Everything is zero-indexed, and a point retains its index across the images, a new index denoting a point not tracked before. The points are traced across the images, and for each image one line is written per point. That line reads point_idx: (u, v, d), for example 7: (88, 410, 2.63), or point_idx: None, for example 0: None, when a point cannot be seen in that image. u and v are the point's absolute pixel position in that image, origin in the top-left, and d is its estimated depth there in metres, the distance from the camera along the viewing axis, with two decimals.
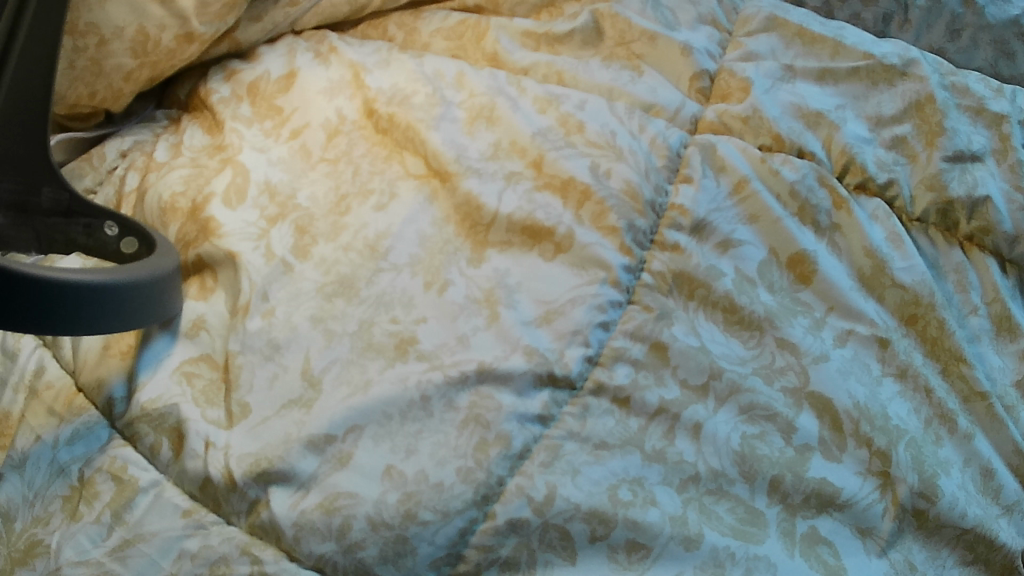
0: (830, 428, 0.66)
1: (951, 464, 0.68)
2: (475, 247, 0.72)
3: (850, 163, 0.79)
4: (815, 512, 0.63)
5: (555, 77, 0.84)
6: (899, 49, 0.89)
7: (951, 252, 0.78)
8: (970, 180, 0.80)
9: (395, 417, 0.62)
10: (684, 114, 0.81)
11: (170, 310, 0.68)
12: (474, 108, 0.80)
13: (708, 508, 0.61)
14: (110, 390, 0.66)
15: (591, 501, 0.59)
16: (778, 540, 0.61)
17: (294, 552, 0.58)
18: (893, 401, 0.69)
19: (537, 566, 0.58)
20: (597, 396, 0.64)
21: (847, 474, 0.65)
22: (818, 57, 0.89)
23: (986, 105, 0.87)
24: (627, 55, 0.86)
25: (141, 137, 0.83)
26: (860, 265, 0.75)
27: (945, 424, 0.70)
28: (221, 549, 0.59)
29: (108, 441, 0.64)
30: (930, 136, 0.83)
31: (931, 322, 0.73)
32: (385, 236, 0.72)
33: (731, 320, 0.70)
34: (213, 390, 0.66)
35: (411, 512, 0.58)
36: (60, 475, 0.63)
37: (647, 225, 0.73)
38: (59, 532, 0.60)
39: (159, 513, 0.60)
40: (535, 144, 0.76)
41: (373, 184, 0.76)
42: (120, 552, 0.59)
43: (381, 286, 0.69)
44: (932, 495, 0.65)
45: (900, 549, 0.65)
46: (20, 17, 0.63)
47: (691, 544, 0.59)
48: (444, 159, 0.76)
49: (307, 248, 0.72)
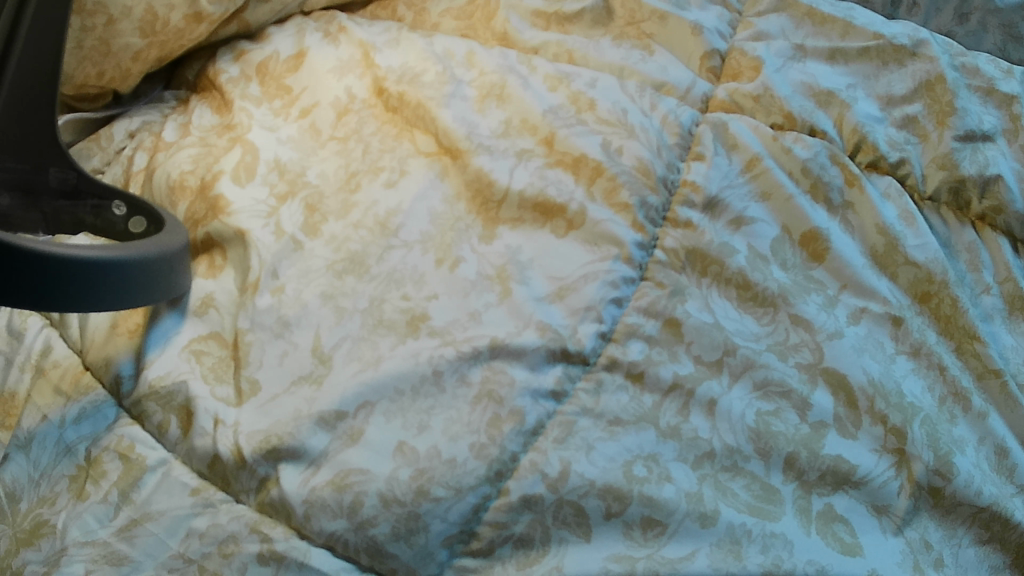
0: (845, 405, 0.66)
1: (966, 442, 0.67)
2: (487, 224, 0.71)
3: (862, 142, 0.79)
4: (831, 489, 0.62)
5: (565, 56, 0.83)
6: (909, 30, 0.88)
7: (963, 231, 0.77)
8: (982, 159, 0.80)
9: (407, 393, 0.61)
10: (696, 93, 0.81)
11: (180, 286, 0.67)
12: (484, 86, 0.80)
13: (723, 484, 0.61)
14: (118, 369, 0.65)
15: (606, 477, 0.58)
16: (794, 517, 0.60)
17: (304, 530, 0.58)
18: (907, 379, 0.68)
19: (552, 544, 0.57)
20: (611, 371, 0.64)
21: (863, 451, 0.64)
22: (829, 37, 0.89)
23: (997, 86, 0.86)
24: (637, 34, 0.86)
25: (150, 118, 0.82)
26: (872, 242, 0.75)
27: (959, 402, 0.69)
28: (230, 528, 0.58)
29: (115, 420, 0.63)
30: (942, 115, 0.82)
31: (944, 299, 0.73)
32: (395, 213, 0.71)
33: (745, 296, 0.69)
34: (222, 368, 0.66)
35: (423, 488, 0.57)
36: (66, 455, 0.62)
37: (659, 202, 0.72)
38: (65, 512, 0.59)
39: (167, 492, 0.59)
40: (547, 121, 0.76)
41: (383, 161, 0.75)
42: (128, 531, 0.58)
43: (392, 263, 0.68)
44: (948, 473, 0.65)
45: (916, 528, 0.64)
46: (21, 17, 0.62)
47: (708, 521, 0.58)
48: (455, 137, 0.75)
49: (316, 226, 0.71)
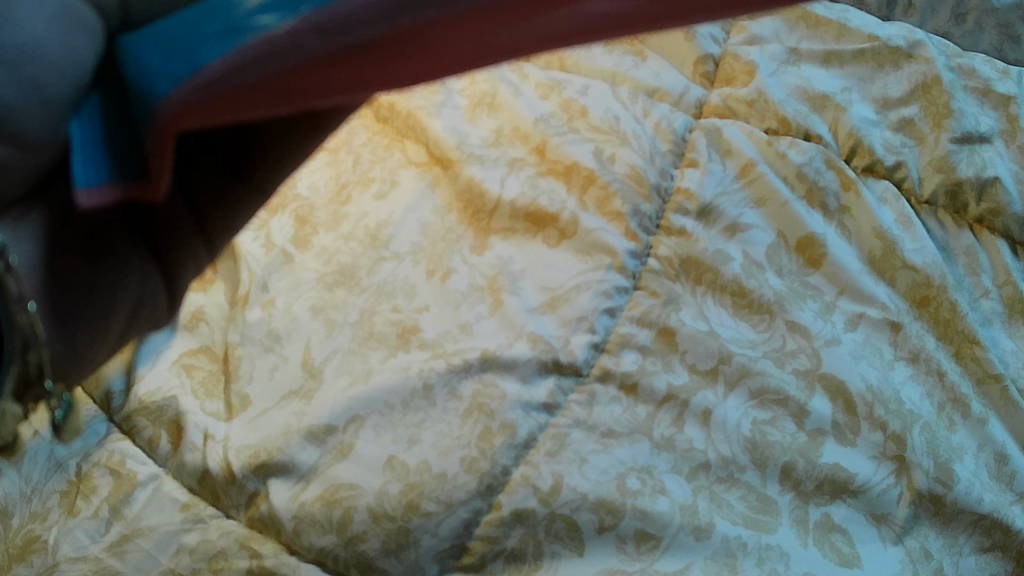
0: (843, 411, 0.64)
1: (966, 449, 0.66)
2: (478, 235, 0.70)
3: (858, 146, 0.78)
4: (828, 498, 0.61)
5: (558, 63, 0.82)
6: (904, 31, 0.87)
7: (961, 234, 0.76)
8: (979, 161, 0.79)
9: (397, 407, 0.61)
10: (689, 99, 0.80)
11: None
12: (475, 95, 0.79)
13: (718, 496, 0.60)
14: (108, 384, 0.63)
15: (598, 490, 0.57)
16: (790, 528, 0.59)
17: (293, 545, 0.57)
18: (906, 387, 0.67)
19: (544, 558, 0.56)
20: (604, 382, 0.63)
21: (861, 459, 0.63)
22: (823, 40, 0.88)
23: (993, 87, 0.85)
24: (630, 40, 0.84)
25: None
26: (870, 247, 0.73)
27: (958, 408, 0.68)
28: (220, 543, 0.57)
29: (106, 435, 0.62)
30: (939, 117, 0.81)
31: (943, 304, 0.71)
32: (386, 224, 0.70)
33: (740, 304, 0.68)
34: (212, 382, 0.65)
35: (414, 503, 0.56)
36: (57, 470, 0.60)
37: (653, 210, 0.71)
38: (56, 528, 0.57)
39: (158, 508, 0.59)
40: (538, 130, 0.76)
41: (374, 172, 0.75)
42: (119, 547, 0.57)
43: (382, 275, 0.68)
44: (947, 480, 0.64)
45: (916, 536, 0.63)
46: None
47: (701, 534, 0.57)
48: (445, 147, 0.75)
49: (307, 237, 0.71)
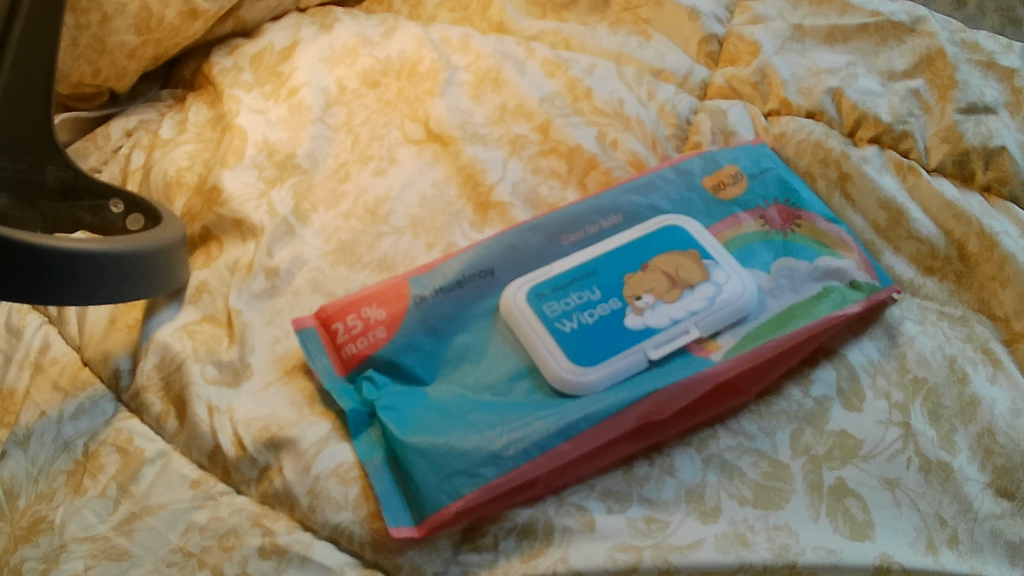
0: (848, 379, 0.62)
1: (993, 403, 0.61)
2: (477, 209, 0.73)
3: (863, 118, 0.76)
4: (840, 463, 0.58)
5: (563, 44, 0.85)
6: (907, 8, 0.85)
7: (969, 197, 0.72)
8: (986, 131, 0.74)
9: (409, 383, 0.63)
10: (694, 79, 0.81)
11: (143, 291, 0.61)
12: (479, 71, 0.82)
13: (730, 465, 0.58)
14: (116, 363, 0.64)
15: (605, 481, 0.57)
16: (804, 496, 0.56)
17: (308, 521, 0.55)
18: (917, 340, 0.64)
19: (555, 535, 0.54)
20: None
21: (868, 423, 0.60)
22: (826, 16, 0.86)
23: (998, 59, 0.80)
24: (634, 20, 0.86)
25: (146, 116, 0.82)
26: (874, 217, 0.72)
27: (982, 370, 0.64)
28: (232, 521, 0.55)
29: (114, 415, 0.61)
30: (943, 89, 0.77)
31: (949, 274, 0.69)
32: (385, 200, 0.73)
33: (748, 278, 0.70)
34: (215, 343, 0.64)
35: None
36: (65, 450, 0.59)
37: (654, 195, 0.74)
38: (63, 508, 0.56)
39: (166, 485, 0.57)
40: (543, 109, 0.78)
41: (373, 150, 0.77)
42: (127, 525, 0.55)
43: (383, 250, 0.70)
44: (985, 454, 0.60)
45: (952, 500, 0.57)
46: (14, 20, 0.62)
47: (708, 517, 0.55)
48: (446, 126, 0.78)
49: (306, 213, 0.72)
